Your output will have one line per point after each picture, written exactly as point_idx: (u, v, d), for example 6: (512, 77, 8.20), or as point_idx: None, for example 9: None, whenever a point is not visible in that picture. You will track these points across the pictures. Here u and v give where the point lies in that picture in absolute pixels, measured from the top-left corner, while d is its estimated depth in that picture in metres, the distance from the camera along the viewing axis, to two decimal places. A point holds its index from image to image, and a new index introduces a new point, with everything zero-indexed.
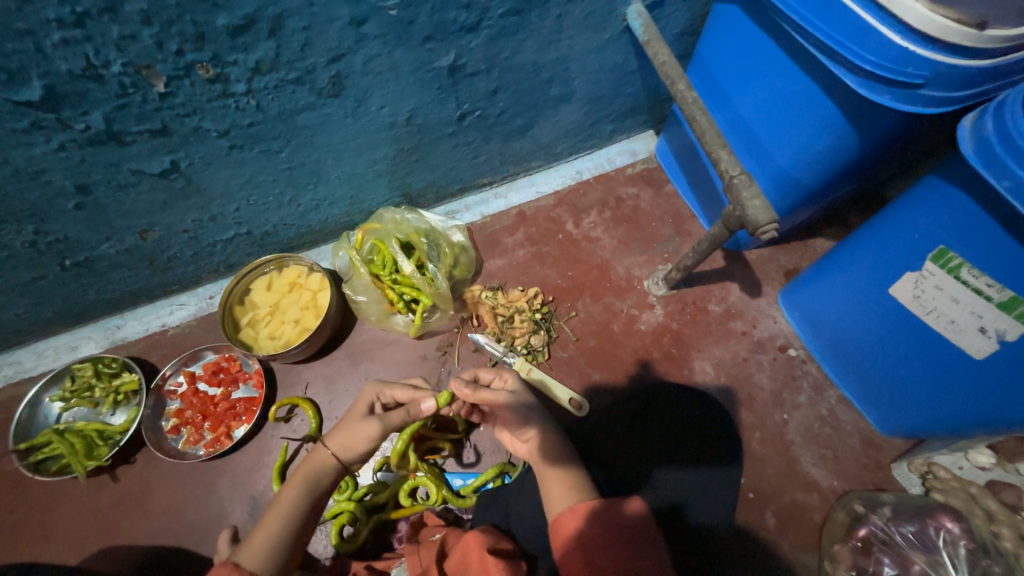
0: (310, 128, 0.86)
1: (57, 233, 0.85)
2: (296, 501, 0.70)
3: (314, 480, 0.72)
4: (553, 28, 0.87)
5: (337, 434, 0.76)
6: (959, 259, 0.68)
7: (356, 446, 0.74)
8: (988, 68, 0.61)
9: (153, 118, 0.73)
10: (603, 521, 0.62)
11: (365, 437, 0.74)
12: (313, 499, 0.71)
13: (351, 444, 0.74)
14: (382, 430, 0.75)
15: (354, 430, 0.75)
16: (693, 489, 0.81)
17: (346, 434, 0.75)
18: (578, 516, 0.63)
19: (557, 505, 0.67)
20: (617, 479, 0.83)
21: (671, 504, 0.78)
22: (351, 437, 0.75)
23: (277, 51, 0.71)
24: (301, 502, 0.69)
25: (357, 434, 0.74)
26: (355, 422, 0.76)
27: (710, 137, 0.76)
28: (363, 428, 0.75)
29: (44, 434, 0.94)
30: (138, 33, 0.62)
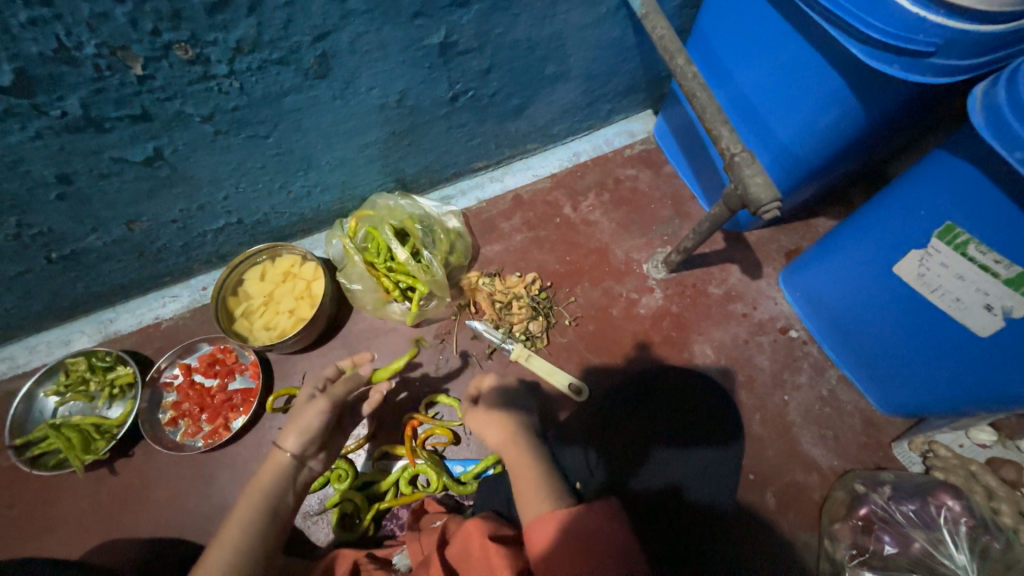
0: (297, 112, 0.83)
1: (41, 225, 0.83)
2: (255, 506, 0.68)
3: (277, 473, 0.72)
4: (547, 1, 0.83)
5: (288, 429, 0.76)
6: (966, 235, 0.66)
7: (309, 425, 0.76)
8: (1001, 34, 0.59)
9: (132, 103, 0.70)
10: (566, 532, 0.61)
11: (317, 412, 0.77)
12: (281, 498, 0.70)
13: (302, 430, 0.75)
14: (330, 402, 0.78)
15: (300, 415, 0.77)
16: (693, 471, 0.81)
17: (295, 422, 0.76)
18: (543, 528, 0.63)
19: (528, 512, 0.67)
20: (612, 466, 0.82)
21: (668, 484, 0.79)
22: (298, 421, 0.76)
23: (259, 29, 0.68)
24: (264, 505, 0.68)
25: (305, 416, 0.76)
26: (300, 412, 0.78)
27: (711, 114, 0.73)
28: (310, 411, 0.77)
29: (40, 429, 0.93)
30: (110, 11, 0.59)
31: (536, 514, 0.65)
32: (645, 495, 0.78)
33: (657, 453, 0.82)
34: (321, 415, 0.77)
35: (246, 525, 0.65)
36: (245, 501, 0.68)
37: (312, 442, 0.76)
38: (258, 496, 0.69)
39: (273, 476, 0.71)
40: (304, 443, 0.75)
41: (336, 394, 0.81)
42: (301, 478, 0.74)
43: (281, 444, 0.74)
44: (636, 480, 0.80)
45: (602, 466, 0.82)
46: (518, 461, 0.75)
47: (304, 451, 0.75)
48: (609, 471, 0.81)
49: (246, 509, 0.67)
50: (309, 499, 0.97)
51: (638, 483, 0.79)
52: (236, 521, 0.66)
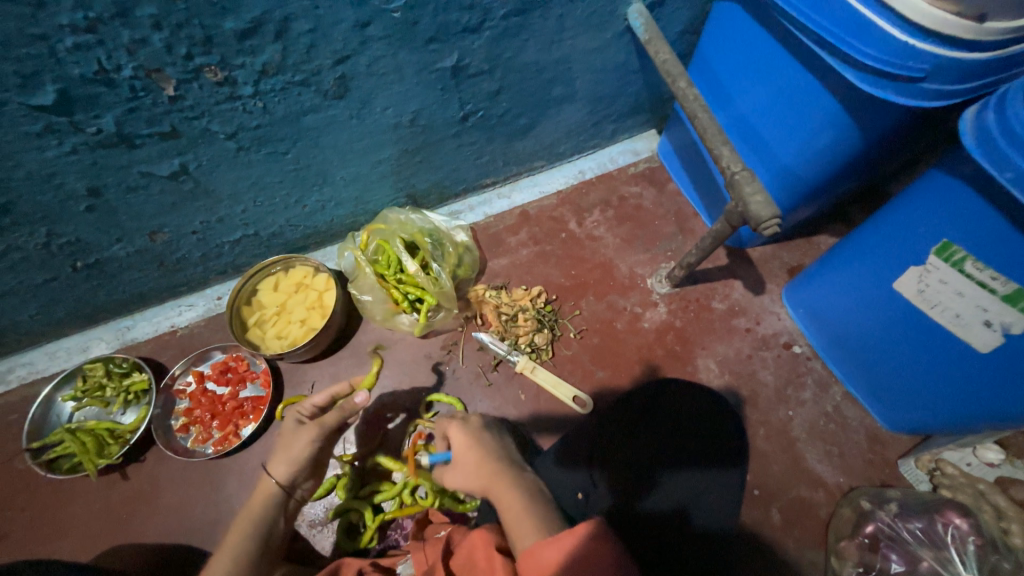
0: (315, 130, 0.88)
1: (69, 235, 0.87)
2: (245, 532, 0.73)
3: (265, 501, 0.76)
4: (555, 28, 0.88)
5: (277, 456, 0.78)
6: (963, 252, 0.68)
7: (296, 455, 0.78)
8: (987, 61, 0.61)
9: (162, 121, 0.75)
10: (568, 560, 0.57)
11: (305, 443, 0.78)
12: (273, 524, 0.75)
13: (290, 458, 0.78)
14: (318, 433, 0.79)
15: (288, 443, 0.79)
16: (695, 492, 0.85)
17: (283, 450, 0.79)
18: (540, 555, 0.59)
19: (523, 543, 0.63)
20: (619, 485, 0.85)
21: (676, 507, 0.83)
22: (286, 450, 0.78)
23: (284, 54, 0.72)
24: (257, 531, 0.73)
25: (292, 446, 0.78)
26: (288, 440, 0.79)
27: (712, 134, 0.76)
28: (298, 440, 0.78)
29: (56, 433, 0.95)
30: (148, 37, 0.63)
31: (528, 546, 0.62)
32: (651, 516, 0.82)
33: (664, 476, 0.85)
34: (309, 446, 0.78)
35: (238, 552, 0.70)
36: (237, 528, 0.73)
37: (300, 471, 0.78)
38: (251, 523, 0.74)
39: (264, 505, 0.76)
40: (292, 471, 0.78)
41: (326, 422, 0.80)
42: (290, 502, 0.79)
43: (271, 473, 0.77)
44: (642, 502, 0.83)
45: (607, 485, 0.85)
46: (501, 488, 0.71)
47: (292, 480, 0.78)
48: (614, 494, 0.84)
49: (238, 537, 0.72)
50: (314, 507, 0.98)
51: (644, 504, 0.83)
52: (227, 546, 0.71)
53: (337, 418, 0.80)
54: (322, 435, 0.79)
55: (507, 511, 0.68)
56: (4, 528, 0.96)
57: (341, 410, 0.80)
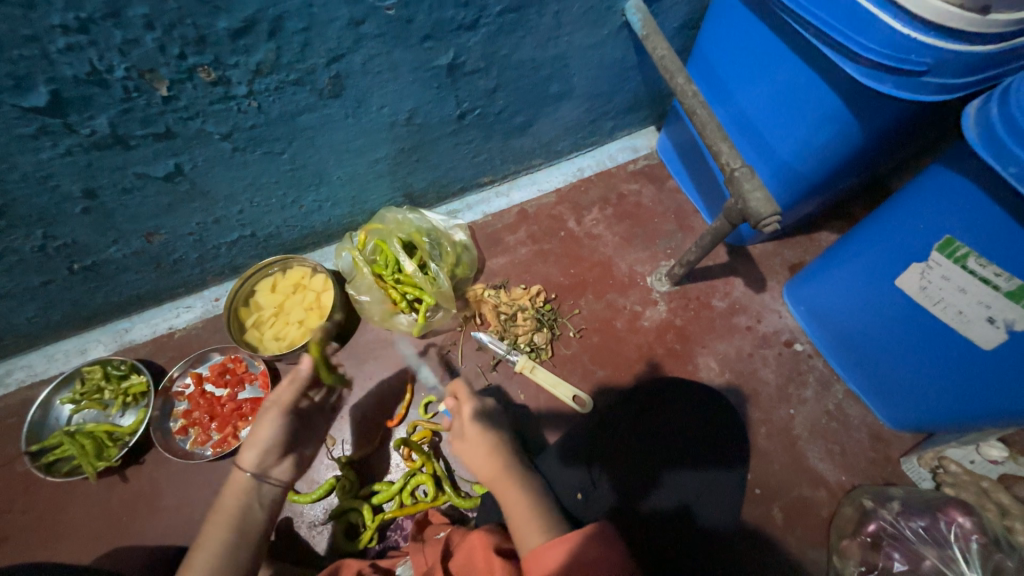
0: (311, 129, 0.87)
1: (65, 237, 0.87)
2: (224, 522, 0.67)
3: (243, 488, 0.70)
4: (552, 24, 0.87)
5: (242, 447, 0.73)
6: (966, 248, 0.67)
7: (256, 437, 0.73)
8: (990, 54, 0.61)
9: (156, 122, 0.74)
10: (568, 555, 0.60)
11: (267, 422, 0.74)
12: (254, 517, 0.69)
13: (253, 442, 0.73)
14: (278, 409, 0.76)
15: (251, 430, 0.75)
16: (699, 490, 0.83)
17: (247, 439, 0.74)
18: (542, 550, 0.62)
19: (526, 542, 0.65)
20: (620, 482, 0.83)
21: (679, 505, 0.81)
22: (249, 437, 0.74)
23: (278, 53, 0.71)
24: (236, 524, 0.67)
25: (257, 431, 0.74)
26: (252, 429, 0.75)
27: (711, 131, 0.76)
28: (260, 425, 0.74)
29: (55, 436, 0.95)
30: (140, 37, 0.63)
31: (533, 543, 0.64)
32: (653, 516, 0.80)
33: (667, 472, 0.84)
34: (270, 424, 0.74)
35: (218, 547, 0.64)
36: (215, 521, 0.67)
37: (264, 454, 0.72)
38: (228, 517, 0.68)
39: (236, 498, 0.69)
40: (259, 457, 0.72)
41: (284, 399, 0.77)
42: (274, 491, 0.73)
43: (240, 462, 0.72)
44: (644, 501, 0.81)
45: (607, 482, 0.83)
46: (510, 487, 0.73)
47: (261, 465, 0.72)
48: (616, 491, 0.82)
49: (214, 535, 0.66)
50: (313, 509, 0.97)
51: (646, 504, 0.81)
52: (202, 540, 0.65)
53: (294, 391, 0.79)
54: (281, 409, 0.76)
55: (514, 511, 0.70)
56: (5, 531, 0.96)
57: (295, 382, 0.79)
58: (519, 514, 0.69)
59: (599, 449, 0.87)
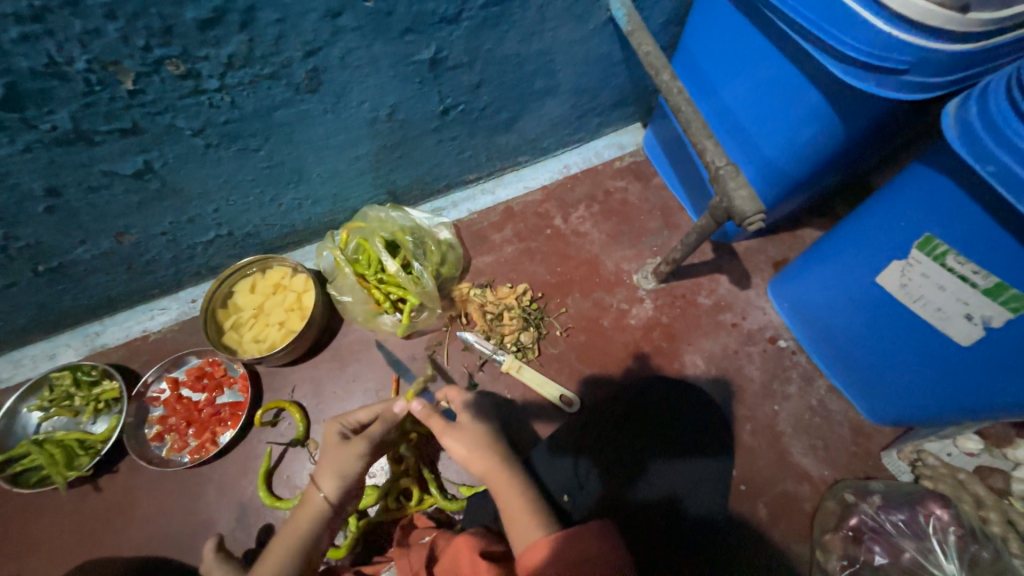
0: (288, 125, 0.84)
1: (28, 237, 0.83)
2: (289, 551, 0.69)
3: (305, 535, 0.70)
4: (536, 19, 0.85)
5: (323, 471, 0.73)
6: (945, 246, 0.68)
7: (348, 467, 0.73)
8: (970, 53, 0.61)
9: (122, 117, 0.71)
10: (564, 556, 0.61)
11: (355, 456, 0.74)
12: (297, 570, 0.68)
13: (339, 471, 0.73)
14: (369, 443, 0.75)
15: (339, 457, 0.74)
16: (688, 482, 0.82)
17: (333, 462, 0.74)
18: (539, 551, 0.63)
19: (520, 537, 0.66)
20: (609, 473, 0.82)
21: (667, 495, 0.81)
22: (336, 464, 0.73)
23: (251, 45, 0.69)
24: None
25: (344, 457, 0.73)
26: (338, 449, 0.75)
27: (696, 128, 0.75)
28: (349, 452, 0.74)
29: (21, 445, 0.91)
30: (102, 27, 0.59)
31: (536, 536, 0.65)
32: (643, 506, 0.79)
33: (655, 465, 0.83)
34: (360, 459, 0.74)
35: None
36: (280, 543, 0.70)
37: (350, 487, 0.74)
38: (288, 554, 0.68)
39: (310, 522, 0.71)
40: (341, 486, 0.73)
41: (374, 434, 0.76)
42: (324, 531, 0.72)
43: (320, 486, 0.72)
44: (634, 492, 0.80)
45: (596, 476, 0.81)
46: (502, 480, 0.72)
47: (338, 499, 0.73)
48: (605, 482, 0.81)
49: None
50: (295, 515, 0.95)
51: (636, 494, 0.80)
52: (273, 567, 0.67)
53: (382, 428, 0.78)
54: (372, 445, 0.75)
55: (507, 506, 0.69)
56: None
57: (383, 418, 0.79)
58: (513, 509, 0.69)
59: (587, 440, 0.86)
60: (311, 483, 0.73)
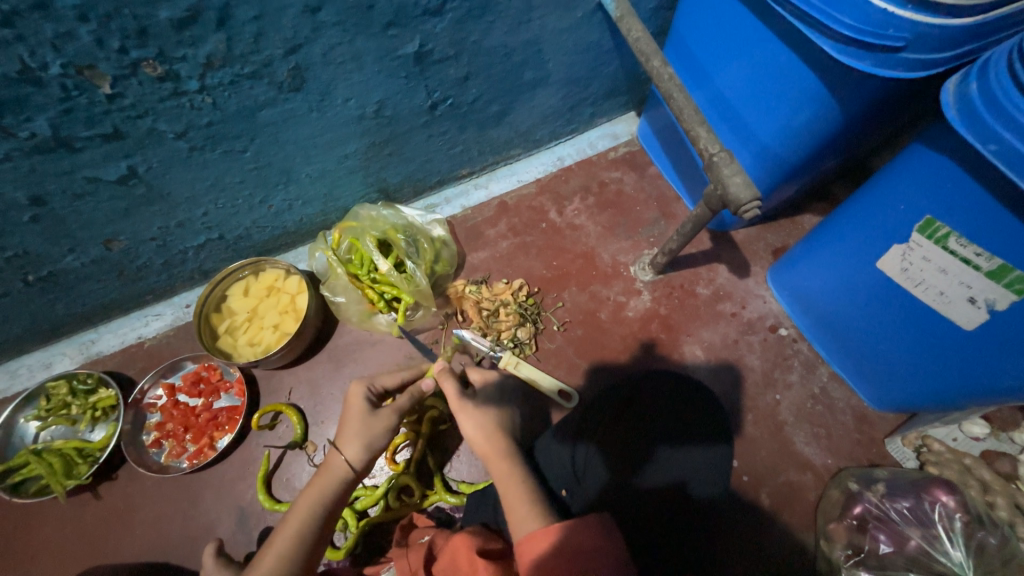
0: (273, 125, 0.83)
1: (16, 247, 0.82)
2: (312, 514, 0.67)
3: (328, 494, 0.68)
4: (522, 7, 0.83)
5: (350, 436, 0.72)
6: (947, 229, 0.66)
7: (377, 440, 0.72)
8: (970, 27, 0.58)
9: (102, 122, 0.70)
10: (557, 549, 0.60)
11: (384, 427, 0.73)
12: (320, 533, 0.66)
13: (367, 440, 0.72)
14: (397, 418, 0.76)
15: (370, 427, 0.72)
16: (696, 466, 0.81)
17: (362, 430, 0.72)
18: (535, 545, 0.61)
19: (518, 529, 0.64)
20: (615, 462, 0.80)
21: (676, 481, 0.79)
22: (366, 434, 0.72)
23: (229, 44, 0.67)
24: (305, 537, 0.65)
25: (375, 427, 0.73)
26: (368, 419, 0.73)
27: (688, 115, 0.73)
28: (380, 422, 0.73)
29: (20, 455, 0.91)
30: (74, 30, 0.58)
31: (532, 528, 0.63)
32: (650, 493, 0.77)
33: (662, 450, 0.82)
34: (388, 432, 0.75)
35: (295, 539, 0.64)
36: (303, 506, 0.67)
37: (374, 457, 0.73)
38: (309, 516, 0.66)
39: (333, 485, 0.69)
40: (367, 457, 0.72)
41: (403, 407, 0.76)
42: (346, 493, 0.71)
43: (345, 453, 0.70)
44: (641, 479, 0.78)
45: (603, 463, 0.80)
46: (502, 469, 0.72)
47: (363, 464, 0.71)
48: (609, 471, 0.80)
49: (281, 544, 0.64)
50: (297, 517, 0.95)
51: (643, 481, 0.78)
52: (297, 531, 0.65)
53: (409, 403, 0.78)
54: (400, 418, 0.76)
55: (508, 495, 0.69)
56: None
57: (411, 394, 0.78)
58: (510, 502, 0.68)
59: (587, 429, 0.85)
60: (334, 449, 0.71)
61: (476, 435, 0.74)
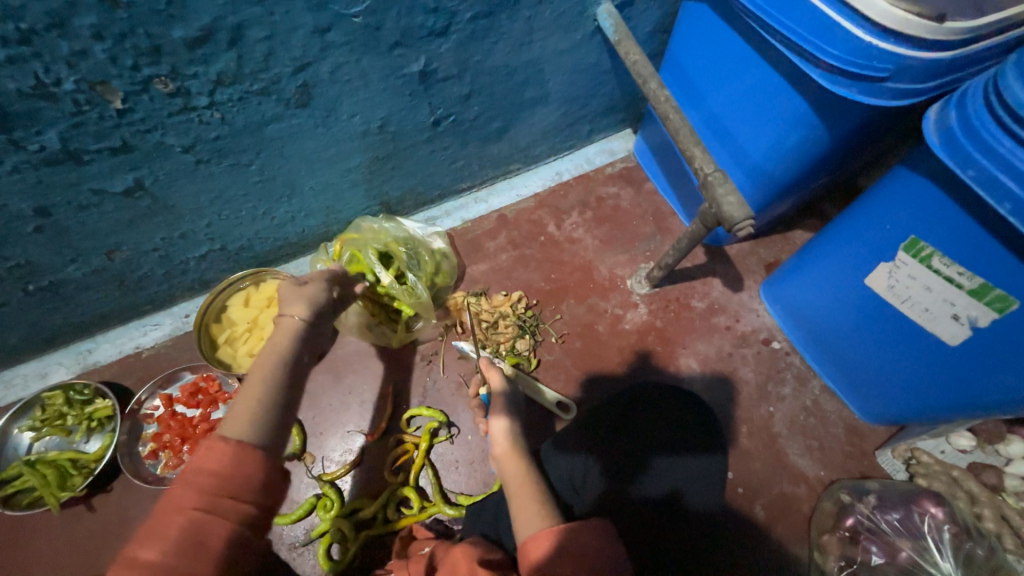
0: (279, 140, 0.84)
1: (17, 257, 0.82)
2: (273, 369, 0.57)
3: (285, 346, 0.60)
4: (524, 30, 0.86)
5: (289, 299, 0.65)
6: (930, 248, 0.69)
7: (316, 296, 0.67)
8: (948, 60, 0.62)
9: (111, 135, 0.71)
10: (565, 550, 0.61)
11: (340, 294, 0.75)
12: (289, 385, 0.57)
13: (309, 299, 0.66)
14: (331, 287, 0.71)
15: (302, 287, 0.67)
16: (691, 475, 0.83)
17: (298, 293, 0.66)
18: (539, 545, 0.62)
19: (523, 525, 0.66)
20: (612, 471, 0.81)
21: (671, 490, 0.80)
22: (301, 293, 0.66)
23: (239, 62, 0.69)
24: (273, 384, 0.56)
25: (308, 289, 0.67)
26: (297, 287, 0.67)
27: (684, 135, 0.76)
28: (312, 286, 0.68)
29: (14, 466, 0.90)
30: (89, 48, 0.59)
31: (538, 528, 0.64)
32: (647, 501, 0.78)
33: (657, 459, 0.83)
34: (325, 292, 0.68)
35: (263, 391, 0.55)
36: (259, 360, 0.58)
37: (321, 314, 0.66)
38: (269, 369, 0.57)
39: (287, 339, 0.61)
40: (312, 311, 0.65)
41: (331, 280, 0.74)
42: (309, 342, 0.63)
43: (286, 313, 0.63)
44: (637, 488, 0.79)
45: (600, 472, 0.81)
46: (514, 467, 0.74)
47: (316, 319, 0.65)
48: (608, 479, 0.80)
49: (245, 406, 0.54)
50: (294, 529, 0.94)
51: (639, 490, 0.79)
52: (262, 379, 0.56)
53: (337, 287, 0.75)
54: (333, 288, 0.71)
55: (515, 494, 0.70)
56: None
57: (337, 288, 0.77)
58: (520, 498, 0.69)
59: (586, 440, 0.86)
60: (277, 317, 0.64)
61: (497, 432, 0.78)
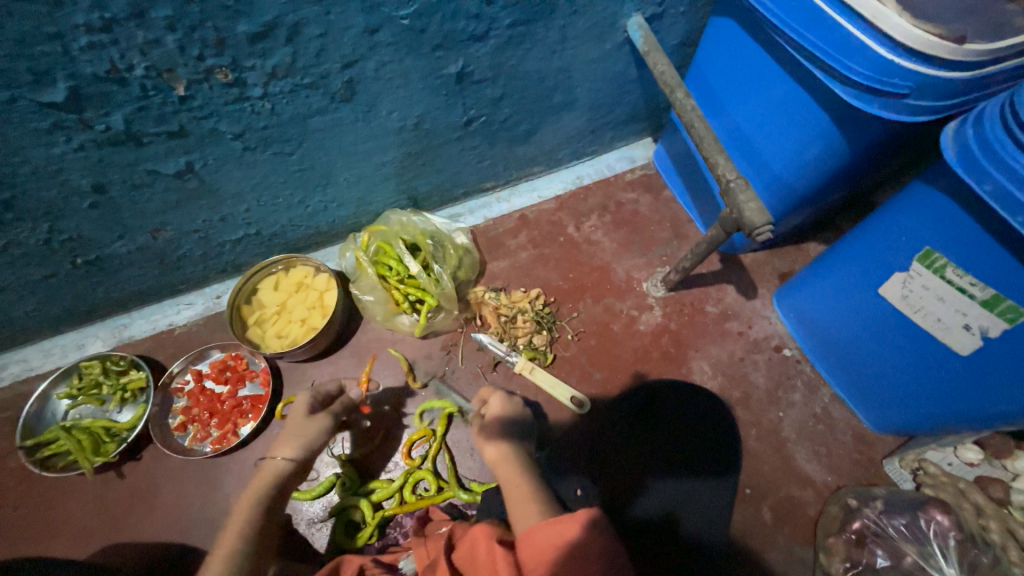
0: (321, 132, 0.89)
1: (71, 231, 0.87)
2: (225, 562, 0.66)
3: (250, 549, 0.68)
4: (557, 38, 0.91)
5: (283, 441, 0.82)
6: (944, 259, 0.71)
7: (310, 442, 0.83)
8: (967, 80, 0.65)
9: (171, 120, 0.75)
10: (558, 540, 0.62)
11: (318, 427, 0.85)
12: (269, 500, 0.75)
13: (302, 441, 0.82)
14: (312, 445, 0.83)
15: (301, 430, 0.84)
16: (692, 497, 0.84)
17: (295, 434, 0.83)
18: (533, 537, 0.63)
19: (522, 525, 0.67)
20: (607, 493, 0.84)
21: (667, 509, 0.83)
22: (298, 436, 0.83)
23: (294, 57, 0.74)
24: (249, 524, 0.71)
25: (306, 433, 0.84)
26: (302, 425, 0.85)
27: (708, 144, 0.80)
28: (314, 426, 0.85)
29: (51, 430, 0.94)
30: (162, 38, 0.64)
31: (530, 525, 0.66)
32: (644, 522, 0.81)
33: (653, 479, 0.85)
34: (322, 435, 0.85)
35: (248, 515, 0.72)
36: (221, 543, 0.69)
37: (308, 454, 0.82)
38: (242, 524, 0.71)
39: (267, 480, 0.77)
40: (302, 453, 0.81)
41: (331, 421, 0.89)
42: (288, 487, 0.79)
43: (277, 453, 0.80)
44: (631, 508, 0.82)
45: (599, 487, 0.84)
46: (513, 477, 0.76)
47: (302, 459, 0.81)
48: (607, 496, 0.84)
49: (225, 545, 0.68)
50: (313, 506, 0.99)
51: (634, 510, 0.82)
52: (238, 528, 0.70)
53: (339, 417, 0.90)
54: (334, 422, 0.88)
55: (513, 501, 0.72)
56: None
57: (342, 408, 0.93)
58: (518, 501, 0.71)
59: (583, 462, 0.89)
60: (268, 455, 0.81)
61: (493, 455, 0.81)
